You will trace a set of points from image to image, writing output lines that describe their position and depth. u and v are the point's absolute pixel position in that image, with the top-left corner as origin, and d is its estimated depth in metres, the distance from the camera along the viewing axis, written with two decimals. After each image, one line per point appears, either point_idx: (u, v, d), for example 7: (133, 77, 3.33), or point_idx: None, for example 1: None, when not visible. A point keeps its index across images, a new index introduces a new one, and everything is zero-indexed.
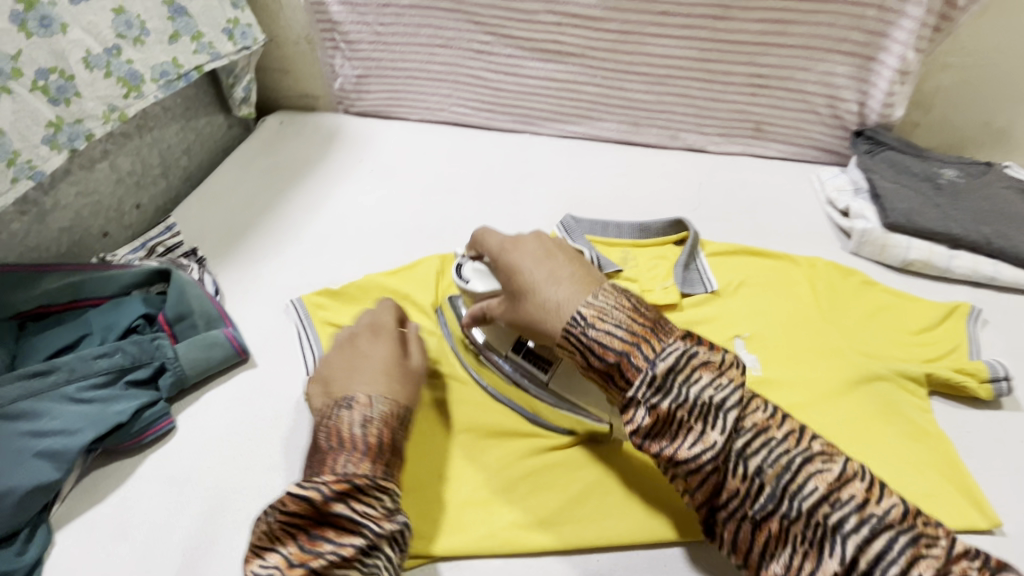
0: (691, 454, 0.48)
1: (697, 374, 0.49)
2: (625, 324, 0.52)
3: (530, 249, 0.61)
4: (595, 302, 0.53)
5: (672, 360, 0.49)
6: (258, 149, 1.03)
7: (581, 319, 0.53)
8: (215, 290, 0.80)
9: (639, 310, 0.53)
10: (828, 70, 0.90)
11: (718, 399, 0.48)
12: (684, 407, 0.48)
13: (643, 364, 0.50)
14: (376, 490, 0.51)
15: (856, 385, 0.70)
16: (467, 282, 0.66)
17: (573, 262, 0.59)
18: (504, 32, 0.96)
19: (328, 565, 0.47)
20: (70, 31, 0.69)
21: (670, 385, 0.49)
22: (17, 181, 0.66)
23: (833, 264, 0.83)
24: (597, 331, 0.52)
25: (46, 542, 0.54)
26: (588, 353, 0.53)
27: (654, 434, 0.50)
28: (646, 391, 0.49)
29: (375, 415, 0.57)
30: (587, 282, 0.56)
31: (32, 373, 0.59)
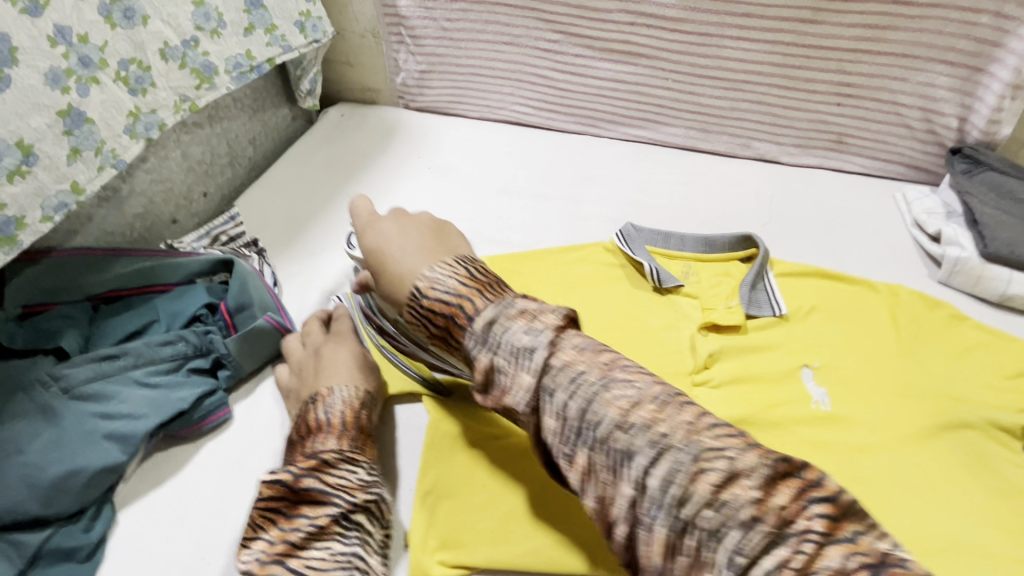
0: (518, 403, 0.46)
1: (512, 323, 0.48)
2: (455, 289, 0.51)
3: (387, 229, 0.60)
4: (432, 274, 0.53)
5: (492, 314, 0.49)
6: (320, 140, 1.04)
7: (418, 291, 0.52)
8: (273, 281, 0.81)
9: (475, 274, 0.53)
10: (928, 80, 0.83)
11: (531, 343, 0.46)
12: (503, 357, 0.47)
13: (466, 323, 0.50)
14: (345, 464, 0.54)
15: (939, 431, 0.64)
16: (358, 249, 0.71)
17: (427, 236, 0.58)
18: (574, 31, 0.93)
19: (305, 537, 0.50)
20: (151, 23, 0.71)
21: (488, 338, 0.48)
22: (103, 168, 0.68)
23: (918, 294, 0.76)
24: (428, 301, 0.52)
25: (110, 521, 0.56)
26: (428, 323, 0.53)
27: (487, 388, 0.48)
28: (474, 347, 0.48)
29: (341, 400, 0.59)
30: (435, 255, 0.56)
31: (104, 356, 0.61)
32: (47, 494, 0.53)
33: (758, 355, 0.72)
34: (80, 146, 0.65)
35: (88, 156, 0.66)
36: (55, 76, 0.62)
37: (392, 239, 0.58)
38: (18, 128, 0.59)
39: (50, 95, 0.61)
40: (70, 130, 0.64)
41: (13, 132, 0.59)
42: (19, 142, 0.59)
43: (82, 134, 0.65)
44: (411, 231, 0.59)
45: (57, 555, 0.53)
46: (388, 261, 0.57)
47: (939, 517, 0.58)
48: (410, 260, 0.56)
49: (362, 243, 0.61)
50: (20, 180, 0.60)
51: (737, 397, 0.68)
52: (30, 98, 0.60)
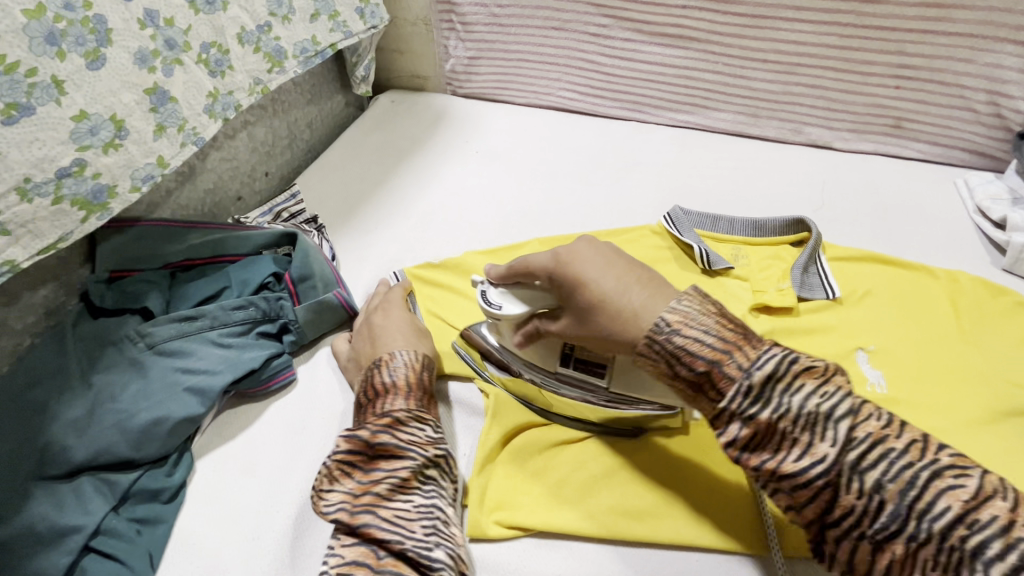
0: (798, 467, 0.41)
1: (798, 381, 0.42)
2: (714, 331, 0.45)
3: (591, 254, 0.53)
4: (679, 308, 0.47)
5: (771, 368, 0.43)
6: (371, 126, 1.08)
7: (665, 325, 0.46)
8: (332, 256, 0.84)
9: (727, 315, 0.47)
10: (995, 61, 0.80)
11: (825, 407, 0.41)
12: (784, 417, 0.42)
13: (737, 373, 0.43)
14: (414, 422, 0.57)
15: (1001, 417, 0.62)
16: (499, 308, 0.58)
17: (643, 265, 0.52)
18: (624, 15, 0.93)
19: (391, 489, 0.53)
20: (230, 8, 0.75)
21: (768, 394, 0.42)
22: (185, 145, 0.73)
23: (980, 280, 0.74)
24: (682, 340, 0.45)
25: (189, 467, 0.60)
26: (672, 364, 0.46)
27: (752, 446, 0.43)
28: (742, 400, 0.43)
29: (405, 363, 0.61)
30: (664, 286, 0.49)
31: (184, 317, 0.66)
32: (136, 439, 0.57)
33: (810, 336, 0.71)
34: (164, 123, 0.70)
35: (171, 132, 0.71)
36: (144, 57, 0.66)
37: (602, 267, 0.51)
38: (112, 104, 0.63)
39: (139, 74, 0.66)
40: (156, 107, 0.68)
41: (107, 108, 0.63)
42: (113, 117, 0.64)
43: (167, 112, 0.70)
44: (623, 258, 0.52)
45: (143, 495, 0.57)
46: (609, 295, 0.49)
47: None
48: (635, 294, 0.49)
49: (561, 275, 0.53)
50: (113, 152, 0.65)
51: None
52: (121, 77, 0.64)
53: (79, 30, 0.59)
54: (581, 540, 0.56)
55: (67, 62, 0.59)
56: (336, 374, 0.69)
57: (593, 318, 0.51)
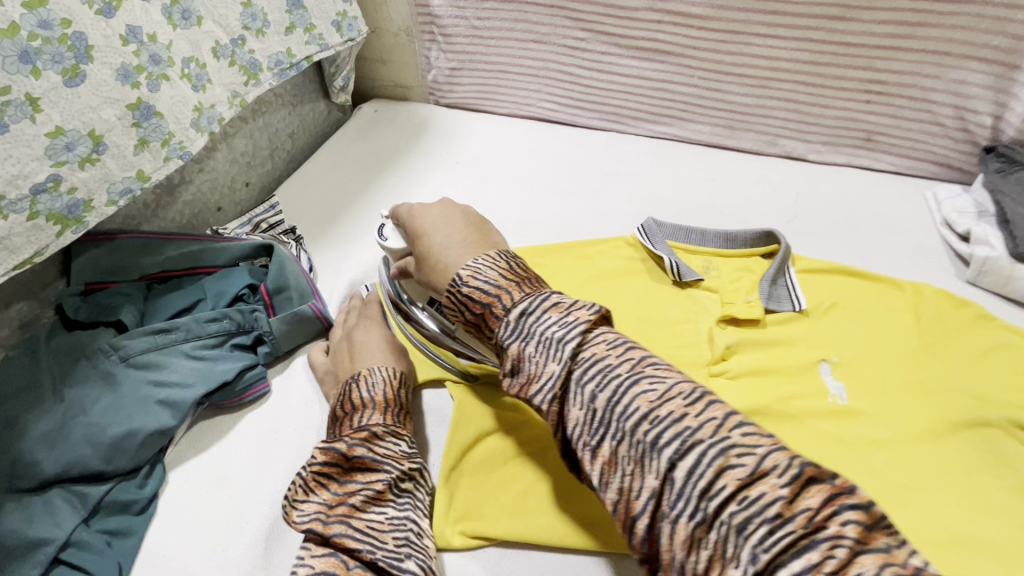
0: (545, 391, 0.50)
1: (546, 314, 0.53)
2: (494, 280, 0.58)
3: (434, 216, 0.70)
4: (474, 264, 0.60)
5: (526, 306, 0.54)
6: (353, 135, 1.09)
7: (460, 278, 0.59)
8: (309, 267, 0.85)
9: (514, 268, 0.59)
10: (961, 77, 0.82)
11: (563, 334, 0.51)
12: (534, 345, 0.52)
13: (501, 313, 0.56)
14: (390, 436, 0.59)
15: (957, 429, 0.64)
16: (387, 240, 0.77)
17: (471, 230, 0.67)
18: (601, 29, 0.95)
19: (365, 501, 0.54)
20: (204, 23, 0.76)
21: (522, 326, 0.53)
22: (169, 159, 0.74)
23: (944, 293, 0.76)
24: (468, 288, 0.58)
25: (161, 480, 0.61)
26: (465, 310, 0.59)
27: (515, 373, 0.53)
28: (505, 332, 0.54)
29: (381, 379, 0.63)
30: (477, 246, 0.64)
31: (156, 330, 0.66)
32: (107, 452, 0.59)
33: (776, 348, 0.73)
34: (148, 137, 0.70)
35: (154, 147, 0.72)
36: (127, 72, 0.67)
37: (436, 229, 0.69)
38: (91, 120, 0.64)
39: (122, 90, 0.67)
40: (139, 122, 0.69)
41: (87, 123, 0.64)
42: (92, 133, 0.65)
43: (151, 127, 0.71)
44: (457, 223, 0.68)
45: (114, 507, 0.58)
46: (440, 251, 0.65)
47: (958, 516, 0.58)
48: (453, 251, 0.64)
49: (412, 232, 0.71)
50: (90, 167, 0.66)
51: (753, 389, 0.69)
52: (103, 93, 0.65)
53: (56, 48, 0.60)
54: (544, 551, 0.58)
55: (43, 79, 0.59)
56: (309, 385, 0.70)
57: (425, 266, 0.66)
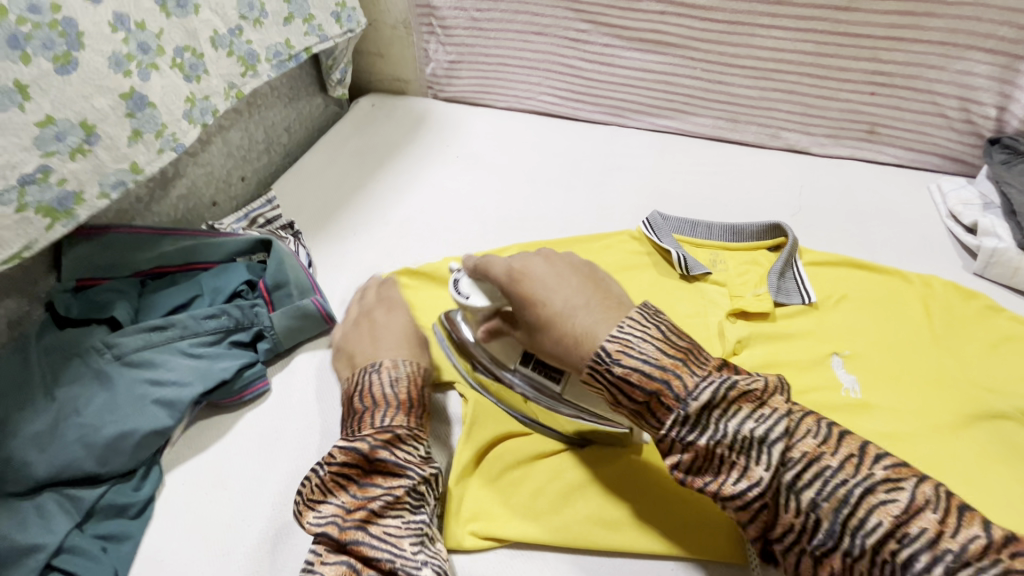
0: (736, 490, 0.44)
1: (732, 406, 0.44)
2: (655, 358, 0.46)
3: (542, 272, 0.56)
4: (622, 335, 0.48)
5: (708, 397, 0.44)
6: (351, 129, 1.07)
7: (607, 355, 0.47)
8: (308, 263, 0.83)
9: (671, 338, 0.48)
10: (965, 68, 0.81)
11: (761, 432, 0.43)
12: (723, 443, 0.44)
13: (674, 402, 0.45)
14: (412, 440, 0.56)
15: (971, 421, 0.63)
16: (466, 299, 0.62)
17: (596, 286, 0.55)
18: (604, 20, 0.94)
19: (384, 506, 0.52)
20: (201, 11, 0.74)
21: (705, 420, 0.44)
22: (163, 151, 0.71)
23: (952, 285, 0.75)
24: (622, 368, 0.47)
25: (158, 482, 0.59)
26: (617, 392, 0.48)
27: (695, 469, 0.46)
28: (681, 428, 0.45)
29: (403, 375, 0.60)
30: (615, 310, 0.51)
31: (152, 327, 0.64)
32: (101, 453, 0.56)
33: (786, 342, 0.72)
34: (142, 128, 0.68)
35: (148, 139, 0.69)
36: (118, 61, 0.64)
37: (553, 289, 0.54)
38: (83, 109, 0.62)
39: (113, 79, 0.64)
40: (133, 112, 0.67)
41: (77, 113, 0.61)
42: (83, 122, 0.62)
43: (145, 117, 0.68)
44: (573, 279, 0.55)
45: (111, 511, 0.56)
46: (563, 319, 0.51)
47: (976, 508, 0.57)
48: (584, 320, 0.51)
49: (514, 292, 0.57)
50: (81, 158, 0.63)
51: None
52: (94, 82, 0.62)
53: (46, 33, 0.58)
54: (557, 550, 0.56)
55: (32, 65, 0.57)
56: (313, 383, 0.68)
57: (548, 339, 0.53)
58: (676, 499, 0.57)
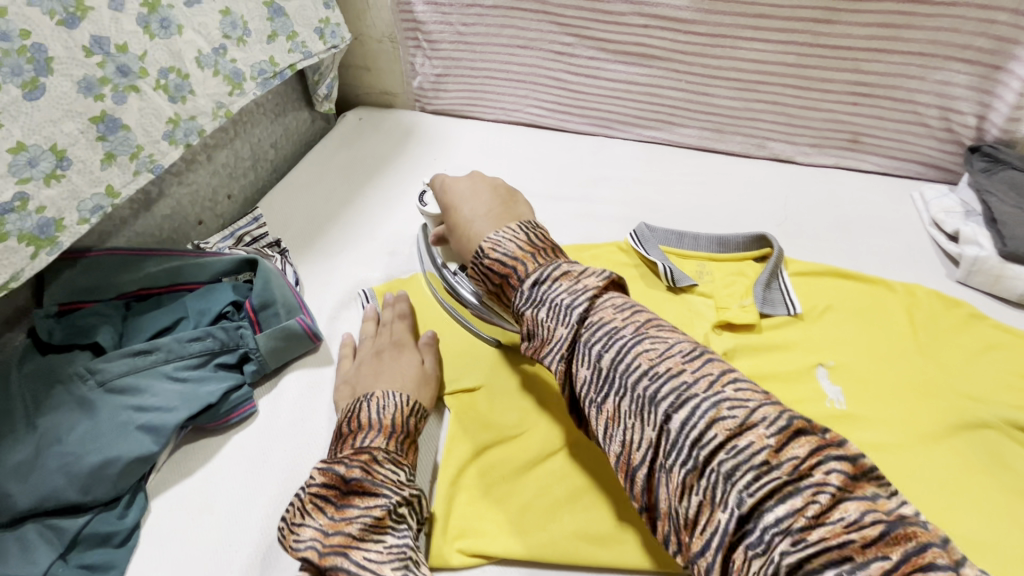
0: (557, 358, 0.49)
1: (557, 282, 0.51)
2: (514, 251, 0.55)
3: (462, 188, 0.66)
4: (494, 236, 0.57)
5: (540, 276, 0.52)
6: (338, 144, 1.07)
7: (478, 248, 0.57)
8: (295, 280, 0.83)
9: (535, 238, 0.56)
10: (945, 79, 0.82)
11: (570, 300, 0.49)
12: (545, 310, 0.50)
13: (517, 282, 0.53)
14: (391, 462, 0.56)
15: (954, 432, 0.64)
16: (426, 206, 0.72)
17: (500, 202, 0.63)
18: (588, 34, 0.94)
19: (362, 529, 0.51)
20: (185, 32, 0.74)
21: (536, 294, 0.51)
22: (139, 173, 0.71)
23: (936, 294, 0.76)
24: (488, 258, 0.56)
25: (143, 508, 0.59)
26: (488, 279, 0.57)
27: (531, 337, 0.52)
28: (521, 299, 0.53)
29: (392, 404, 0.61)
30: (501, 219, 0.60)
31: (136, 351, 0.64)
32: (84, 482, 0.56)
33: (771, 354, 0.72)
34: (115, 151, 0.68)
35: (122, 161, 0.69)
36: (89, 85, 0.64)
37: (465, 200, 0.64)
38: (52, 134, 0.61)
39: (84, 103, 0.64)
40: (104, 136, 0.67)
41: (47, 138, 0.61)
42: (54, 147, 0.62)
43: (118, 140, 0.68)
44: (485, 194, 0.64)
45: (94, 540, 0.56)
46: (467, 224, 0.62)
47: (960, 519, 0.58)
48: (479, 225, 0.61)
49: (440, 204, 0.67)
50: (56, 183, 0.63)
51: None
52: (64, 106, 0.62)
53: (15, 60, 0.58)
54: (544, 569, 0.56)
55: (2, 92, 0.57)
56: (300, 404, 0.68)
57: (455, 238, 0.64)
58: None
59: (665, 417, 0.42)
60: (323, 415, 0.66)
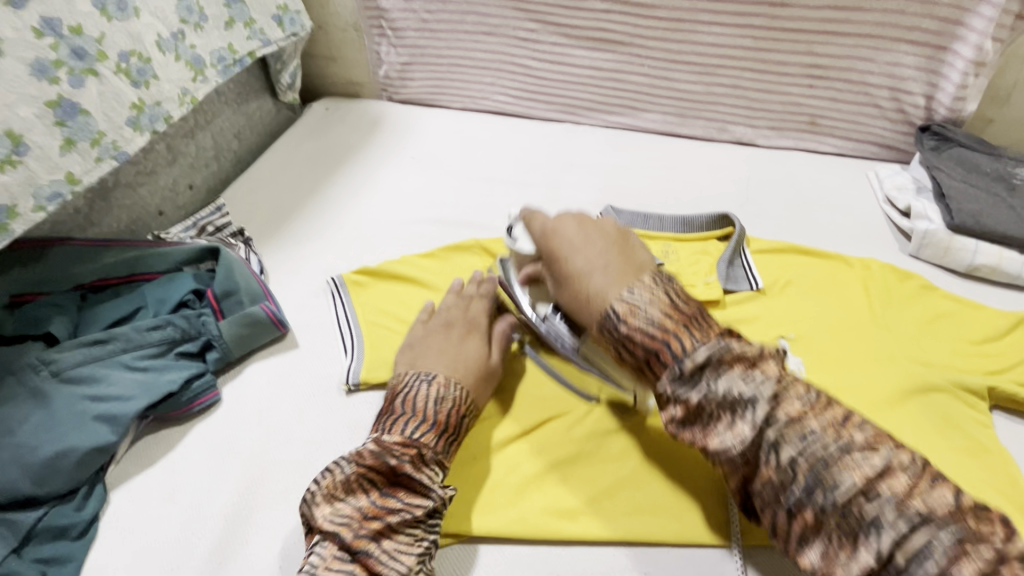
0: (723, 446, 0.45)
1: (728, 369, 0.45)
2: (659, 321, 0.47)
3: (569, 231, 0.58)
4: (630, 297, 0.49)
5: (706, 359, 0.45)
6: (304, 134, 1.05)
7: (615, 316, 0.49)
8: (259, 269, 0.81)
9: (678, 304, 0.48)
10: (894, 60, 0.85)
11: (751, 394, 0.44)
12: (712, 399, 0.45)
13: (672, 361, 0.47)
14: (435, 463, 0.55)
15: (910, 395, 0.66)
16: (514, 242, 0.67)
17: (618, 247, 0.54)
18: (551, 20, 0.95)
19: (402, 521, 0.51)
20: (142, 15, 0.72)
21: (700, 379, 0.46)
22: (101, 160, 0.69)
23: (889, 267, 0.79)
24: (627, 328, 0.48)
25: (102, 500, 0.57)
26: (624, 350, 0.50)
27: (687, 424, 0.48)
28: (677, 386, 0.47)
29: (449, 396, 0.60)
30: (629, 272, 0.51)
31: (92, 340, 0.62)
32: (38, 473, 0.55)
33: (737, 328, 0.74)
34: (74, 137, 0.66)
35: (82, 147, 0.67)
36: (42, 67, 0.62)
37: (576, 247, 0.56)
38: (5, 118, 0.59)
39: (38, 86, 0.62)
40: (63, 121, 0.64)
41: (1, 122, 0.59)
42: (8, 132, 0.60)
43: (78, 126, 0.66)
44: (600, 239, 0.55)
45: (50, 533, 0.54)
46: (583, 276, 0.53)
47: None
48: (598, 278, 0.52)
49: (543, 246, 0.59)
50: (11, 170, 0.60)
51: None
52: (16, 89, 0.60)
53: None
54: (514, 543, 0.57)
55: None
56: (269, 391, 0.67)
57: (566, 290, 0.56)
58: (633, 486, 0.60)
59: (768, 433, 0.44)
60: (293, 400, 0.66)
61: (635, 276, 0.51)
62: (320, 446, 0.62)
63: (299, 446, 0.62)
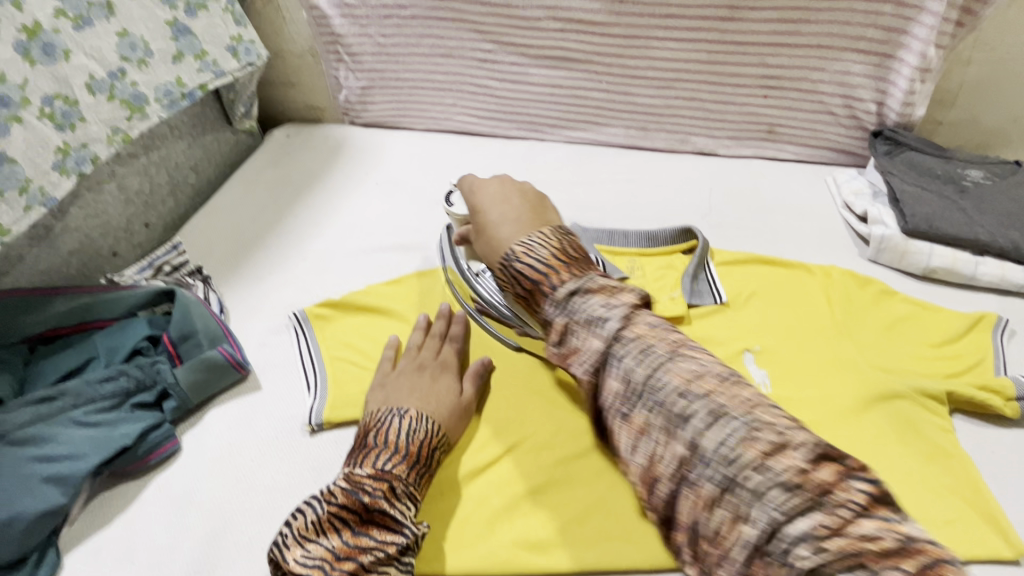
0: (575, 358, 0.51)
1: (591, 296, 0.51)
2: (546, 258, 0.54)
3: (491, 191, 0.65)
4: (528, 242, 0.56)
5: (575, 287, 0.52)
6: (264, 163, 1.04)
7: (512, 253, 0.56)
8: (220, 308, 0.79)
9: (566, 247, 0.55)
10: (844, 69, 0.87)
11: (605, 314, 0.49)
12: (577, 319, 0.51)
13: (549, 291, 0.53)
14: (408, 497, 0.54)
15: (871, 403, 0.67)
16: (450, 206, 0.71)
17: (528, 204, 0.62)
18: (506, 40, 0.95)
19: (374, 561, 0.50)
20: (73, 57, 0.71)
21: (570, 304, 0.51)
22: (30, 208, 0.67)
23: (849, 273, 0.80)
24: (520, 265, 0.55)
25: (55, 565, 0.55)
26: (517, 284, 0.56)
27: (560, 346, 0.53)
28: (554, 311, 0.52)
29: (421, 428, 0.59)
30: (532, 225, 0.59)
31: (40, 398, 0.61)
32: None
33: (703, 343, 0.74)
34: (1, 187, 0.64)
35: (12, 197, 0.65)
36: None
37: (493, 204, 0.63)
38: None
39: None
40: None
41: None
42: None
43: (3, 174, 0.64)
44: (515, 198, 0.63)
45: None
46: (492, 228, 0.61)
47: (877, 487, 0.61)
48: (508, 228, 0.59)
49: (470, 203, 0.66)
50: None
51: None
52: None
53: None
54: None
55: None
56: (229, 437, 0.65)
57: (479, 240, 0.63)
58: (604, 514, 0.59)
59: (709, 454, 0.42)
60: (253, 444, 0.64)
61: (539, 228, 0.59)
62: (283, 491, 0.61)
63: (261, 492, 0.61)
